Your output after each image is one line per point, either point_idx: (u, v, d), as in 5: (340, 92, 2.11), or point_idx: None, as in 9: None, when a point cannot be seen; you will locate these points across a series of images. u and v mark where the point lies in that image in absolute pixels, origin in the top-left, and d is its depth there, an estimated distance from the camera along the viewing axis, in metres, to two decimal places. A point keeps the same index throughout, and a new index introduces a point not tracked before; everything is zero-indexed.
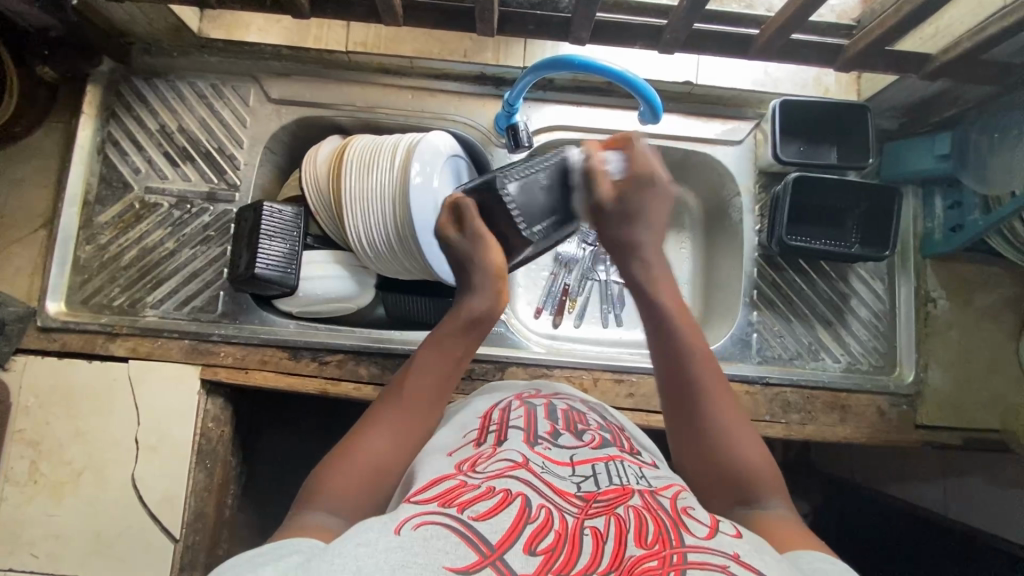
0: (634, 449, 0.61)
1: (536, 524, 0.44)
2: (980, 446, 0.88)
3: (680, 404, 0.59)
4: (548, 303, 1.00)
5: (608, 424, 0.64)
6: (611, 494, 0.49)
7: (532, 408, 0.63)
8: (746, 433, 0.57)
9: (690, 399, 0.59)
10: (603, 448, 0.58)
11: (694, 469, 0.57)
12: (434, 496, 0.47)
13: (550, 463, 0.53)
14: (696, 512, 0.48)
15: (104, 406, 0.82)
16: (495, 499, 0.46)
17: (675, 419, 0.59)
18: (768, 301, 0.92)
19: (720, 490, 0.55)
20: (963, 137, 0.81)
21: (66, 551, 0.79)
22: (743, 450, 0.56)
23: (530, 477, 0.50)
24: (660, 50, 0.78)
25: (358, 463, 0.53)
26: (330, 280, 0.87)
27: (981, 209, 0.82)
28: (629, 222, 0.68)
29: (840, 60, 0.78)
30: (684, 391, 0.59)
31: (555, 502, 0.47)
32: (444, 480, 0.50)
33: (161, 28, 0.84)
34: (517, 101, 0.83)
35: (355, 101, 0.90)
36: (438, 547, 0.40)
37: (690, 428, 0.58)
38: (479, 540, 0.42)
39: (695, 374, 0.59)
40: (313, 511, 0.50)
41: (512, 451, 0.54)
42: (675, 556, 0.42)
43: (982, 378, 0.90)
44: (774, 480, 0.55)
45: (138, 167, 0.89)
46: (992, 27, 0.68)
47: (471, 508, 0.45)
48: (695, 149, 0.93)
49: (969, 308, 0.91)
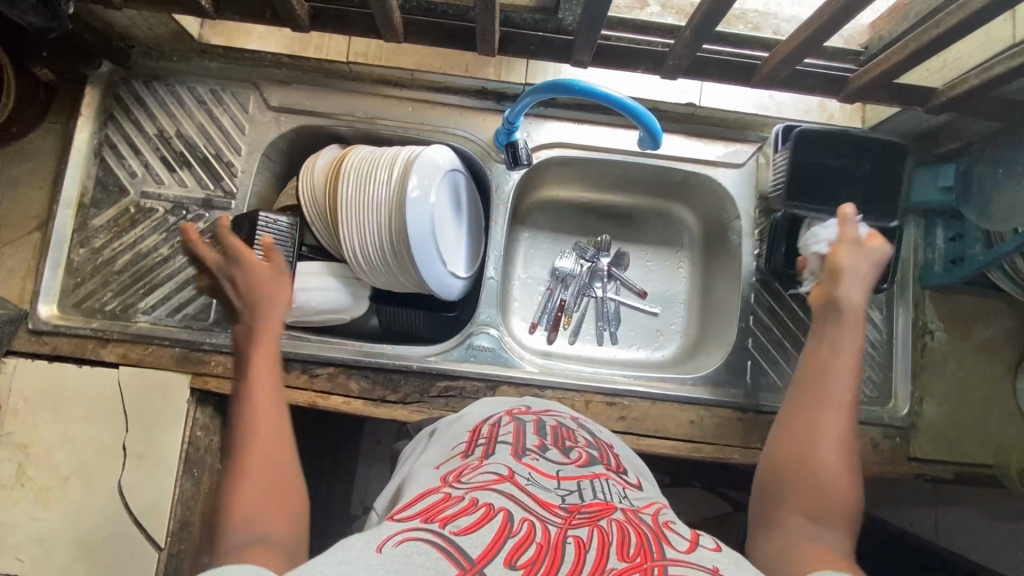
0: (620, 467, 0.61)
1: (517, 537, 0.43)
2: (972, 480, 0.88)
3: (803, 404, 0.59)
4: (543, 319, 0.99)
5: (596, 441, 0.64)
6: (594, 507, 0.49)
7: (521, 425, 0.63)
8: (852, 440, 0.57)
9: (811, 419, 0.58)
10: (590, 466, 0.57)
11: (772, 459, 0.58)
12: (416, 513, 0.46)
13: (537, 475, 0.53)
14: (676, 527, 0.49)
15: (93, 412, 0.81)
16: (477, 513, 0.46)
17: (789, 420, 0.59)
18: (764, 328, 0.91)
19: (797, 490, 0.54)
20: (966, 171, 0.80)
21: (51, 556, 0.78)
22: (834, 472, 0.54)
23: (515, 491, 0.49)
24: (662, 75, 0.78)
25: (253, 467, 0.54)
26: (327, 292, 0.87)
27: (983, 244, 0.81)
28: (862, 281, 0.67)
29: (844, 91, 0.78)
30: (815, 399, 0.59)
31: (539, 515, 0.47)
32: (429, 495, 0.50)
33: (162, 33, 0.83)
34: (517, 119, 0.84)
35: (356, 111, 0.90)
36: (418, 563, 0.39)
37: (786, 418, 0.60)
38: (459, 555, 0.41)
39: (829, 400, 0.58)
40: (233, 535, 0.48)
41: (498, 464, 0.54)
42: (656, 568, 0.41)
43: (976, 413, 0.89)
44: (857, 499, 0.53)
45: (135, 171, 0.89)
46: (1001, 66, 0.66)
47: (453, 523, 0.44)
48: (697, 171, 0.92)
49: (967, 340, 0.90)
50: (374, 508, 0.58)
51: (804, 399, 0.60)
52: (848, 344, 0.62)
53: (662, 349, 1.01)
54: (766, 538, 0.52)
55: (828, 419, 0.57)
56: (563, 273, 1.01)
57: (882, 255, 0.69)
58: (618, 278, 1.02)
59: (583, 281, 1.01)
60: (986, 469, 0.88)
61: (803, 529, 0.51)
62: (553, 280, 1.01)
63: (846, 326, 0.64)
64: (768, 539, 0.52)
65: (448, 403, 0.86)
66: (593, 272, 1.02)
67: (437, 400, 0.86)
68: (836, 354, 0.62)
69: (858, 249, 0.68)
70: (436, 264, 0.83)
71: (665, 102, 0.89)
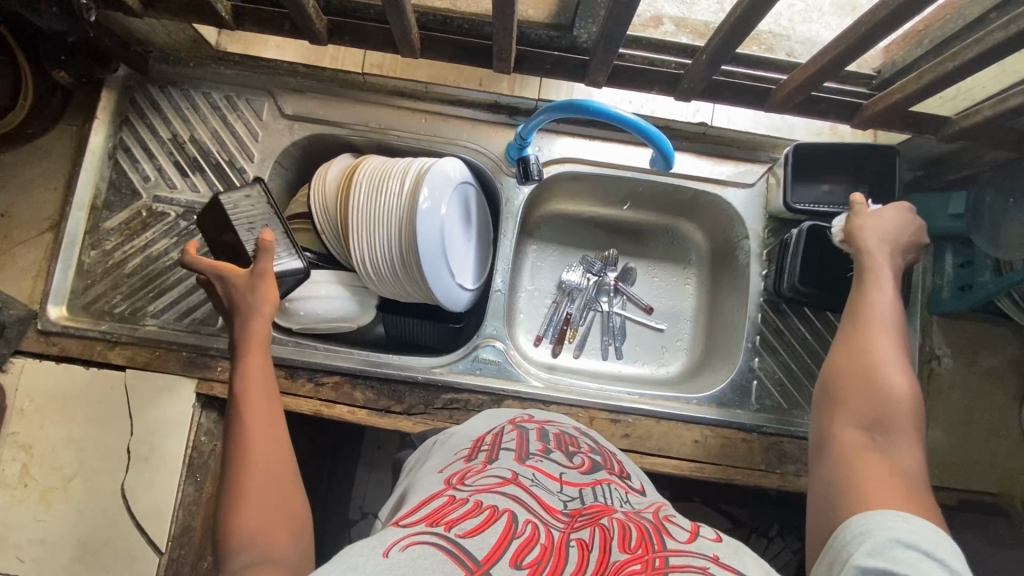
0: (624, 472, 0.61)
1: (522, 538, 0.43)
2: (977, 508, 0.87)
3: (850, 333, 0.60)
4: (548, 332, 0.99)
5: (599, 447, 0.64)
6: (595, 508, 0.49)
7: (523, 431, 0.63)
8: (902, 360, 0.57)
9: (858, 341, 0.58)
10: (593, 471, 0.57)
11: (827, 384, 0.58)
12: (421, 517, 0.46)
13: (541, 476, 0.53)
14: (677, 520, 0.50)
15: (99, 414, 0.82)
16: (482, 515, 0.45)
17: (837, 347, 0.60)
18: (770, 348, 0.91)
19: (850, 408, 0.55)
20: (978, 198, 0.81)
21: (51, 557, 0.78)
22: (891, 385, 0.55)
23: (519, 493, 0.49)
24: (676, 96, 0.78)
25: (254, 485, 0.54)
26: (333, 301, 0.87)
27: (992, 272, 0.81)
28: (893, 235, 0.66)
29: (857, 118, 0.78)
30: (859, 325, 0.59)
31: (542, 518, 0.47)
32: (434, 499, 0.49)
33: (180, 39, 0.84)
34: (529, 135, 0.84)
35: (369, 122, 0.90)
36: (426, 565, 0.38)
37: (836, 352, 0.60)
38: (465, 556, 0.40)
39: (876, 326, 0.58)
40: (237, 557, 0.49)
41: (502, 467, 0.54)
42: (657, 560, 0.42)
43: (980, 440, 0.89)
44: (913, 406, 0.54)
45: (148, 175, 0.89)
46: (1015, 99, 0.66)
47: (458, 526, 0.44)
48: (705, 189, 0.92)
49: (973, 367, 0.90)
50: (378, 515, 0.58)
51: (852, 336, 0.59)
52: (883, 278, 0.63)
53: (668, 365, 1.01)
54: (826, 455, 0.55)
55: (879, 345, 0.57)
56: (570, 286, 1.01)
57: (909, 220, 0.68)
58: (624, 293, 1.02)
59: (590, 296, 1.01)
60: (991, 497, 0.87)
61: (860, 444, 0.53)
62: (560, 293, 1.01)
63: (881, 267, 0.63)
64: (828, 458, 0.54)
65: (452, 416, 0.86)
66: (600, 286, 1.02)
67: (441, 412, 0.86)
68: (872, 292, 0.61)
69: (879, 219, 0.67)
70: (445, 275, 0.84)
71: (676, 121, 0.90)
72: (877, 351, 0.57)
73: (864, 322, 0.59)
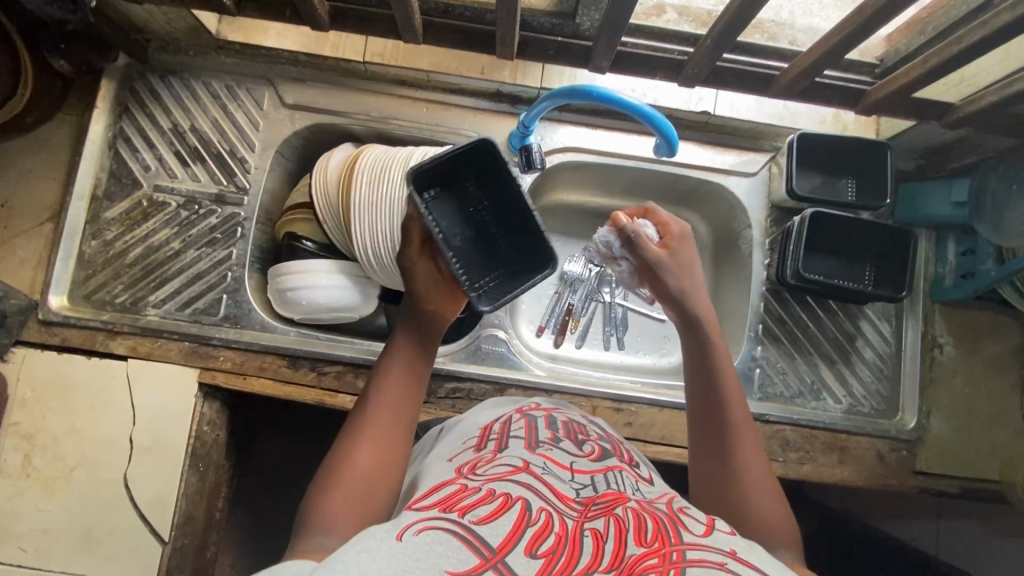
0: (633, 460, 0.61)
1: (536, 527, 0.43)
2: (979, 495, 0.88)
3: (703, 430, 0.58)
4: (551, 322, 0.99)
5: (607, 435, 0.64)
6: (608, 497, 0.49)
7: (532, 420, 0.63)
8: (759, 455, 0.56)
9: (716, 437, 0.57)
10: (603, 459, 0.57)
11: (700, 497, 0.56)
12: (434, 502, 0.46)
13: (552, 465, 0.53)
14: (691, 511, 0.49)
15: (101, 404, 0.81)
16: (495, 503, 0.45)
17: (695, 448, 0.58)
18: (773, 338, 0.91)
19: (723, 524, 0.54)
20: (980, 186, 0.80)
21: (55, 546, 0.78)
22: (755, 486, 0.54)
23: (531, 481, 0.49)
24: (681, 82, 0.78)
25: (360, 466, 0.51)
26: (331, 290, 0.85)
27: (995, 259, 0.82)
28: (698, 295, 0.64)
29: (862, 104, 0.77)
30: (713, 422, 0.58)
31: (555, 506, 0.46)
32: (446, 486, 0.49)
33: (180, 28, 0.84)
34: (533, 122, 0.84)
35: (370, 111, 0.90)
36: (439, 551, 0.39)
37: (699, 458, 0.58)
38: (479, 544, 0.41)
39: (729, 417, 0.57)
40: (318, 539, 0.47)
41: (513, 456, 0.54)
42: (675, 553, 0.42)
43: (983, 428, 0.89)
44: (781, 508, 0.54)
45: (148, 165, 0.89)
46: (1020, 83, 0.66)
47: (472, 512, 0.44)
48: (705, 178, 0.92)
49: (975, 355, 0.90)
50: None
51: (710, 441, 0.57)
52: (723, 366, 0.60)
53: (669, 355, 1.01)
54: None
55: (741, 443, 0.56)
56: (572, 276, 1.00)
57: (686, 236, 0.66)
58: None
59: (591, 286, 1.00)
60: (993, 484, 0.88)
61: None
62: (562, 284, 1.01)
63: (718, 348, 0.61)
64: None
65: (455, 405, 0.86)
66: (602, 278, 1.00)
67: (444, 400, 0.86)
68: (715, 378, 0.59)
69: (669, 265, 0.64)
70: None
71: (679, 109, 0.90)
72: (734, 447, 0.56)
73: (719, 413, 0.58)
